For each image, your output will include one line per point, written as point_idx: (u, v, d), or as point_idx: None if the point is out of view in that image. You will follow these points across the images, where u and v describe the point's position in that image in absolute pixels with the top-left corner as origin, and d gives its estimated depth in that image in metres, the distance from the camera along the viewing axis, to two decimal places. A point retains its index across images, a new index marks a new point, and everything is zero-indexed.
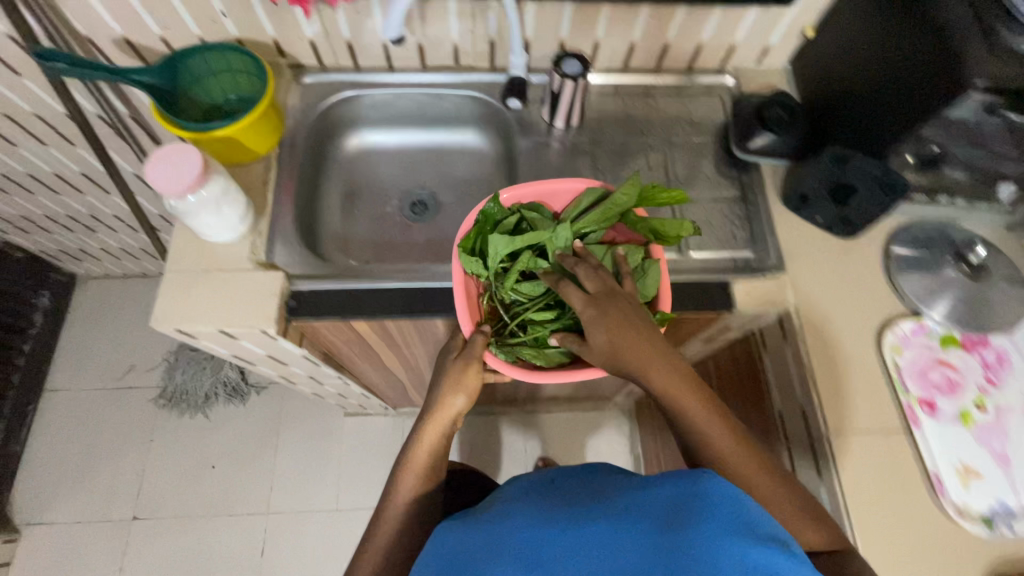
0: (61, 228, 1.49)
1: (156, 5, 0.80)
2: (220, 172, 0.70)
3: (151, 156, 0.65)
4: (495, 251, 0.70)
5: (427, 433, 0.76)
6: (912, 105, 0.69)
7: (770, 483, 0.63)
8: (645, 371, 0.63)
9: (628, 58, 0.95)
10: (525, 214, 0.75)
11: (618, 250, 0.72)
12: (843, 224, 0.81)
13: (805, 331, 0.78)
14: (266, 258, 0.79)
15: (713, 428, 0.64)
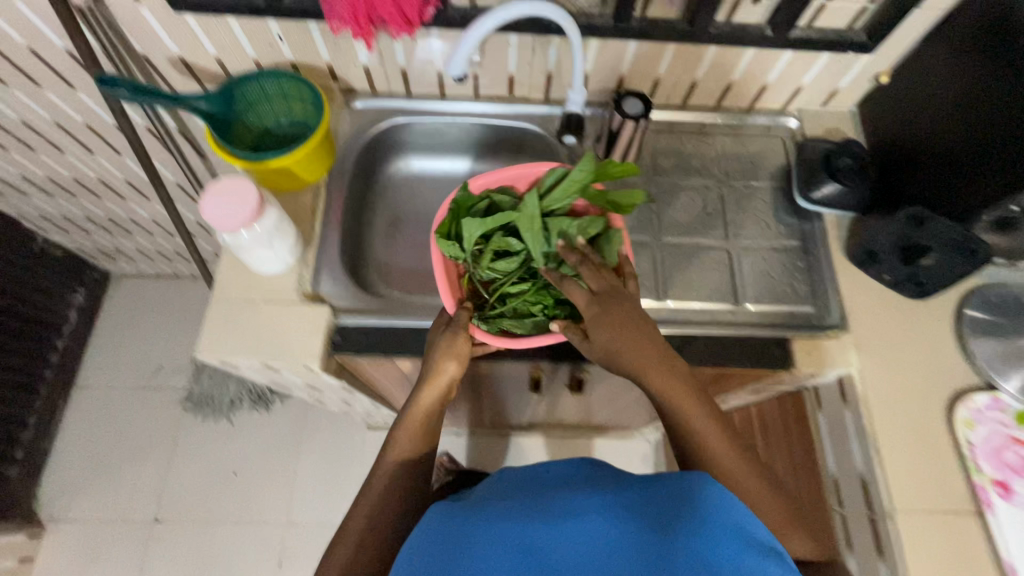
0: (99, 229, 1.50)
1: (214, 28, 0.79)
2: (274, 206, 0.68)
3: (208, 189, 0.65)
4: (469, 234, 0.71)
5: (419, 405, 0.71)
6: (1001, 163, 0.65)
7: (758, 489, 0.60)
8: (645, 374, 0.64)
9: (688, 95, 0.92)
10: (494, 196, 0.76)
11: (580, 225, 0.72)
12: (913, 285, 0.77)
13: (869, 398, 0.74)
14: (312, 290, 0.78)
15: (718, 442, 0.61)
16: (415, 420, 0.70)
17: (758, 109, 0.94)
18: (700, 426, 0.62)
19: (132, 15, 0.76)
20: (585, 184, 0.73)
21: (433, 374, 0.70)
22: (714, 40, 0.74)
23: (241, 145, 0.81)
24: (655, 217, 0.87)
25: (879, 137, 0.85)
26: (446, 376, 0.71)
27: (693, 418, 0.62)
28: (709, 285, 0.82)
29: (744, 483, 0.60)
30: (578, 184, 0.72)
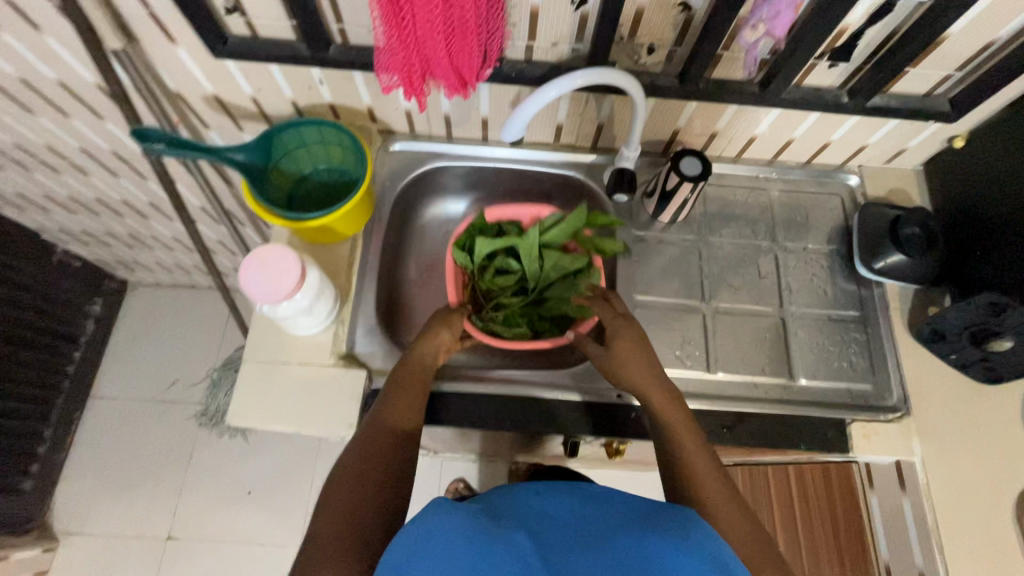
0: (119, 242, 1.46)
1: (253, 71, 0.74)
2: (311, 285, 0.65)
3: (253, 253, 0.62)
4: (477, 250, 0.78)
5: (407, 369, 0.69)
6: None
7: (738, 526, 0.55)
8: (642, 389, 0.66)
9: (745, 148, 0.87)
10: (505, 225, 0.82)
11: (562, 257, 0.78)
12: (982, 369, 0.73)
13: (931, 489, 0.70)
14: (348, 349, 0.75)
15: (698, 463, 0.60)
16: (400, 383, 0.67)
17: (816, 163, 0.89)
18: (686, 447, 0.61)
19: (168, 56, 0.72)
20: (576, 231, 0.78)
21: (424, 338, 0.71)
22: (784, 104, 0.71)
23: (277, 193, 0.78)
24: (706, 279, 0.83)
25: (949, 204, 0.80)
26: (438, 343, 0.72)
27: (683, 438, 0.62)
28: (763, 356, 0.78)
29: (712, 500, 0.57)
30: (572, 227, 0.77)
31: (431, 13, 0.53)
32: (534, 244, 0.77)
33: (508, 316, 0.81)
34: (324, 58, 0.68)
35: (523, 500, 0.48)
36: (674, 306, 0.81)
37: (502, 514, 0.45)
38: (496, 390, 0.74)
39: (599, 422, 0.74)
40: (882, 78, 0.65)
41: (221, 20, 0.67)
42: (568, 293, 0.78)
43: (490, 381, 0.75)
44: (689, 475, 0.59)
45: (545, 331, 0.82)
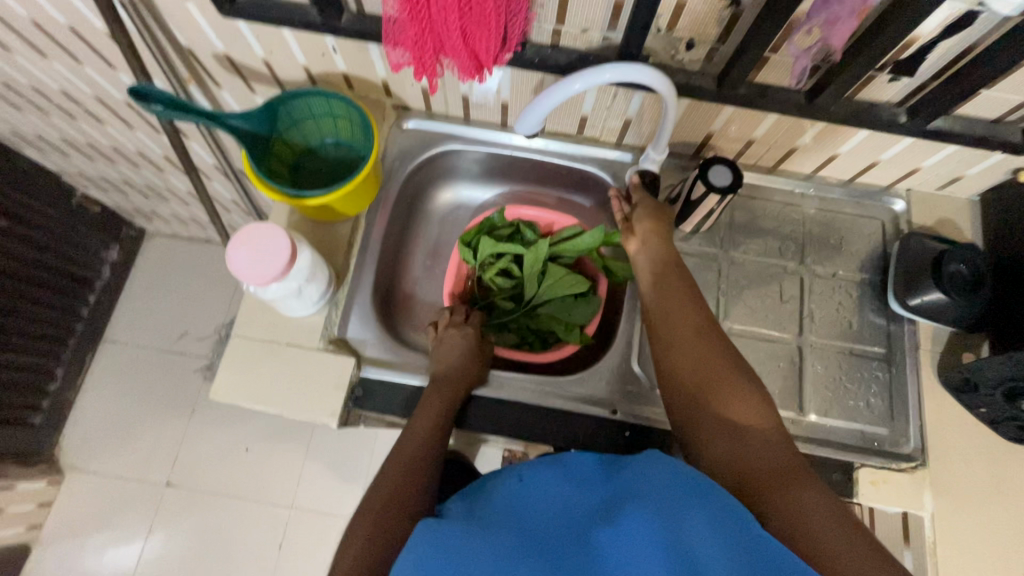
0: (136, 190, 1.45)
1: (264, 33, 0.70)
2: (290, 279, 0.61)
3: (268, 225, 0.61)
4: (482, 251, 0.77)
5: (443, 377, 0.68)
6: None
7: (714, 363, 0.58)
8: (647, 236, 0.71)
9: (783, 159, 0.80)
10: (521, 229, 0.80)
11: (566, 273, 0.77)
12: (1013, 427, 0.67)
13: (937, 549, 0.66)
14: (339, 333, 0.72)
15: (683, 315, 0.63)
16: (439, 386, 0.67)
17: (859, 183, 0.82)
18: (669, 301, 0.65)
19: (177, 9, 0.69)
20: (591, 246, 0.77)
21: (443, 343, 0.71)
22: (832, 118, 0.64)
23: (281, 164, 0.75)
24: (723, 298, 0.78)
25: (1002, 243, 0.73)
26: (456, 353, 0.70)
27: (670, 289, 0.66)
28: (774, 385, 0.73)
29: (689, 338, 0.61)
30: (587, 244, 0.76)
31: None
32: (540, 257, 0.76)
33: (500, 321, 0.82)
34: (335, 26, 0.64)
35: (503, 493, 0.48)
36: None
37: (482, 513, 0.45)
38: (486, 391, 0.72)
39: (588, 436, 0.70)
40: (949, 100, 0.58)
41: None
42: (559, 317, 0.78)
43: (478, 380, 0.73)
44: (678, 327, 0.62)
45: (530, 345, 0.82)
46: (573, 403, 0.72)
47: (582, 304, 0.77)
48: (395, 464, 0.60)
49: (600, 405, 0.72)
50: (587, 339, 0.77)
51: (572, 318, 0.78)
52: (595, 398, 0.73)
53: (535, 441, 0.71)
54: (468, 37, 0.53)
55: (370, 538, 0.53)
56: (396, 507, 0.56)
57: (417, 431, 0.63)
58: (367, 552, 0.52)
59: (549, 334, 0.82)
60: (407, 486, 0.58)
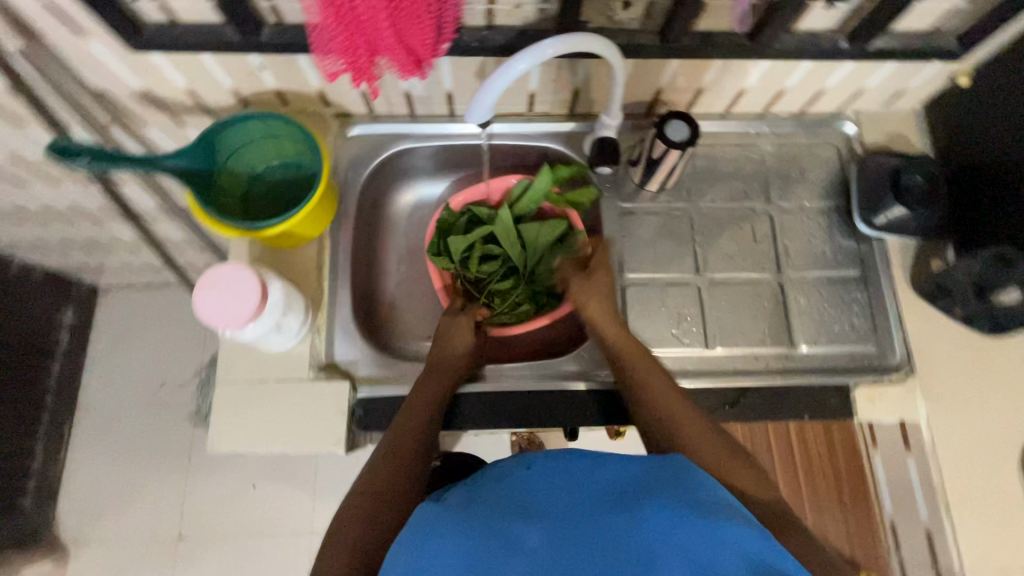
0: (78, 247, 1.36)
1: (182, 62, 0.66)
2: (262, 321, 0.59)
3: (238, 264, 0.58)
4: (455, 249, 0.76)
5: (441, 371, 0.67)
6: None
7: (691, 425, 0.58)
8: (590, 304, 0.70)
9: (733, 103, 0.81)
10: (475, 211, 0.79)
11: (544, 226, 0.76)
12: (988, 321, 0.70)
13: (936, 448, 0.69)
14: (327, 358, 0.71)
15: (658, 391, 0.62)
16: (433, 373, 0.67)
17: (809, 113, 0.83)
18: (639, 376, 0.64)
19: (79, 51, 0.63)
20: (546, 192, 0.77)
21: (442, 335, 0.71)
22: (776, 55, 0.64)
23: (231, 198, 0.71)
24: (700, 249, 0.79)
25: (953, 150, 0.75)
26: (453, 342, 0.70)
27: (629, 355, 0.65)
28: (763, 326, 0.75)
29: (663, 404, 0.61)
30: (540, 191, 0.76)
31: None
32: (509, 224, 0.75)
33: (508, 301, 0.79)
34: (257, 43, 0.60)
35: (509, 473, 0.47)
36: (666, 283, 0.77)
37: (490, 499, 0.45)
38: (482, 386, 0.72)
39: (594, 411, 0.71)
40: (884, 20, 0.59)
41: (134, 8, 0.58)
42: (559, 266, 0.77)
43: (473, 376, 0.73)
44: (665, 418, 0.60)
45: (550, 306, 0.80)
46: (559, 382, 0.72)
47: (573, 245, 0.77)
48: (387, 452, 0.59)
49: (597, 375, 0.73)
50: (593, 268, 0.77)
51: (571, 260, 0.76)
52: (590, 371, 0.73)
53: (530, 428, 0.71)
54: (403, 34, 0.51)
55: (351, 531, 0.53)
56: (388, 498, 0.55)
57: (412, 426, 0.62)
58: (357, 539, 0.52)
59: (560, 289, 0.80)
60: (395, 478, 0.57)
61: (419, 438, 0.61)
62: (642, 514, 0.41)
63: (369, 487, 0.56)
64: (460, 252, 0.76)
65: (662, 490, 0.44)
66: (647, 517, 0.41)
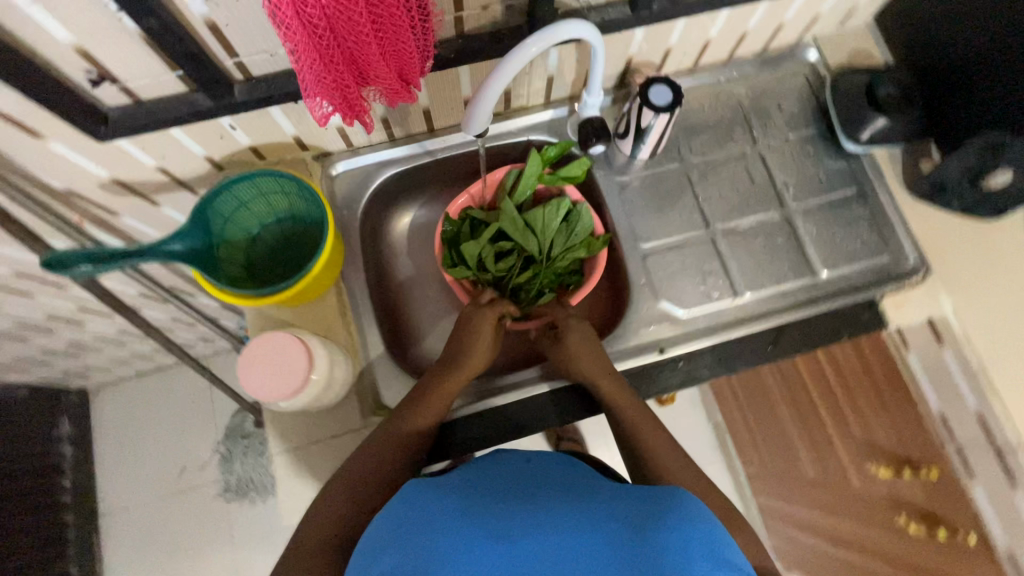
0: (60, 356, 1.28)
1: (150, 141, 0.62)
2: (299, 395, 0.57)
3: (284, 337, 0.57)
4: (469, 256, 0.74)
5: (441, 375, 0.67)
6: None
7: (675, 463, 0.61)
8: (575, 356, 0.69)
9: (700, 55, 0.82)
10: (474, 214, 0.77)
11: (546, 209, 0.74)
12: (987, 206, 0.73)
13: (969, 336, 0.73)
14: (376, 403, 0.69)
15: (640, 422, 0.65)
16: (450, 368, 0.67)
17: (771, 49, 0.85)
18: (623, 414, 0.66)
19: (40, 154, 0.59)
20: (539, 175, 0.75)
21: (464, 327, 0.70)
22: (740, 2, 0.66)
23: (236, 266, 0.69)
24: (704, 204, 0.79)
25: (914, 53, 0.78)
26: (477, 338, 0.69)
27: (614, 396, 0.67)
28: (783, 262, 0.77)
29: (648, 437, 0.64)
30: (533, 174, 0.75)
31: (362, 24, 0.43)
32: (514, 215, 0.74)
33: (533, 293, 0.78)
34: (231, 105, 0.58)
35: (508, 471, 0.52)
36: (681, 244, 0.78)
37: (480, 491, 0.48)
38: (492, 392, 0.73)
39: (657, 379, 0.73)
40: None
41: (92, 98, 0.54)
42: (574, 243, 0.76)
43: (482, 390, 0.73)
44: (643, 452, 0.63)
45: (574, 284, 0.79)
46: (514, 393, 0.73)
47: (580, 219, 0.75)
48: (374, 444, 0.60)
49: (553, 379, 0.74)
50: (607, 236, 0.77)
51: (581, 235, 0.75)
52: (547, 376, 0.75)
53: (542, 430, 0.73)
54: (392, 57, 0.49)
55: (334, 513, 0.54)
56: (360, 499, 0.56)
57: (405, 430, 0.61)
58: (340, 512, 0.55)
59: (579, 264, 0.80)
60: (384, 467, 0.58)
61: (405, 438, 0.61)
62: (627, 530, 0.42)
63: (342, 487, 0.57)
64: (475, 258, 0.75)
65: (640, 504, 0.45)
66: (626, 527, 0.42)
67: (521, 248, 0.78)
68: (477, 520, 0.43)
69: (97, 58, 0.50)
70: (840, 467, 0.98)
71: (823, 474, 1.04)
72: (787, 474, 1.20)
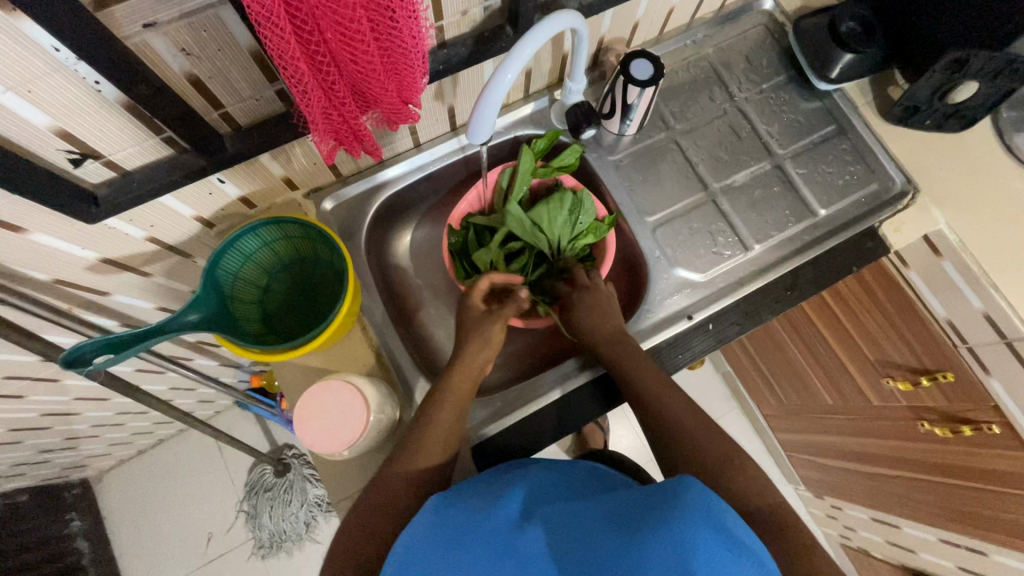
0: (56, 452, 1.20)
1: (139, 211, 0.59)
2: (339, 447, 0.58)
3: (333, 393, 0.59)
4: (483, 263, 0.74)
5: (446, 392, 0.62)
6: None
7: (704, 436, 0.60)
8: (591, 333, 0.69)
9: (665, 24, 0.83)
10: (477, 221, 0.76)
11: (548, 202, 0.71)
12: (958, 118, 0.76)
13: (966, 244, 0.75)
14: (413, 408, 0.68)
15: (660, 392, 0.64)
16: (466, 364, 0.65)
17: (729, 5, 0.87)
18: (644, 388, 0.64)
19: (22, 250, 0.55)
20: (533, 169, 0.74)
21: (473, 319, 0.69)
22: None
23: (251, 321, 0.67)
24: (698, 166, 0.81)
25: None
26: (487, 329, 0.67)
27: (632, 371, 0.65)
28: (783, 207, 0.79)
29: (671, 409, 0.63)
30: (527, 170, 0.74)
31: (368, 56, 0.43)
32: (519, 214, 0.72)
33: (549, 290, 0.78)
34: (224, 159, 0.55)
35: (538, 474, 0.54)
36: (686, 210, 0.79)
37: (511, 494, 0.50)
38: (530, 386, 0.72)
39: (687, 347, 0.74)
40: None
41: (75, 179, 0.51)
42: (581, 231, 0.74)
43: (521, 391, 0.72)
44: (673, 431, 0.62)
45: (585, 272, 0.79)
46: (558, 386, 0.72)
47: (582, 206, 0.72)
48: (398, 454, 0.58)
49: (574, 377, 0.73)
50: (612, 217, 0.76)
51: (587, 221, 0.73)
52: (566, 377, 0.73)
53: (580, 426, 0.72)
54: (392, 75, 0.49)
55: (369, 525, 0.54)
56: (375, 534, 0.53)
57: (416, 456, 0.57)
58: (373, 523, 0.54)
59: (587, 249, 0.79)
60: (413, 477, 0.57)
61: (415, 467, 0.57)
62: (628, 527, 0.41)
63: (354, 520, 0.55)
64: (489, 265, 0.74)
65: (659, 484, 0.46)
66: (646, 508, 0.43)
67: (530, 246, 0.78)
68: (494, 523, 0.45)
69: (76, 136, 0.47)
70: (858, 390, 1.02)
71: (841, 399, 1.08)
72: (806, 406, 1.25)
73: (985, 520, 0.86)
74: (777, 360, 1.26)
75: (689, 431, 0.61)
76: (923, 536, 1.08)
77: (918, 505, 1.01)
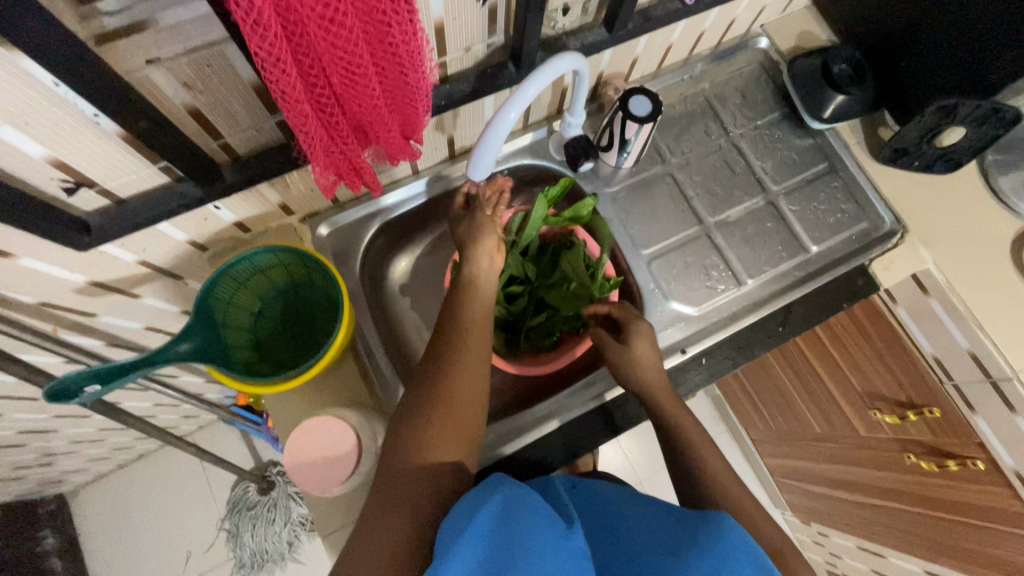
0: (33, 468, 1.17)
1: (132, 237, 0.58)
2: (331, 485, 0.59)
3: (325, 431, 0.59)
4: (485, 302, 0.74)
5: (466, 337, 0.58)
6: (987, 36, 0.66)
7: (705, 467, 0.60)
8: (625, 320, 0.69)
9: (663, 59, 0.84)
10: None
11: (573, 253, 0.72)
12: (946, 162, 0.78)
13: (953, 285, 0.76)
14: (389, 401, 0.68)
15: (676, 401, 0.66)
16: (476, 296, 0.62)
17: (726, 42, 0.89)
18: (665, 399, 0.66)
19: (9, 275, 0.53)
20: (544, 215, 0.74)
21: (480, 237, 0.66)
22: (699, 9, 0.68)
23: (242, 348, 0.66)
24: (693, 201, 0.82)
25: (856, 30, 0.84)
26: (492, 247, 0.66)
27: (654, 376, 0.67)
28: (776, 242, 0.80)
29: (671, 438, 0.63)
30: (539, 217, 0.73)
31: (373, 94, 0.44)
32: None
33: (545, 335, 0.78)
34: (221, 188, 0.55)
35: (539, 483, 0.52)
36: (680, 244, 0.80)
37: None
38: (536, 414, 0.72)
39: (680, 380, 0.74)
40: None
41: (67, 207, 0.50)
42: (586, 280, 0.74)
43: (521, 424, 0.71)
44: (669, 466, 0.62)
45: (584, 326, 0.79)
46: (561, 410, 0.72)
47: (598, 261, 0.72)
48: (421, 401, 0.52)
49: (575, 407, 0.73)
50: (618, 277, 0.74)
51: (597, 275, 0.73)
52: (561, 407, 0.73)
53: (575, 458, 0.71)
54: (394, 111, 0.49)
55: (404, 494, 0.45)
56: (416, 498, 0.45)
57: (440, 443, 0.49)
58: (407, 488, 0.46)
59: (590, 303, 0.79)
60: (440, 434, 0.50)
61: (443, 458, 0.49)
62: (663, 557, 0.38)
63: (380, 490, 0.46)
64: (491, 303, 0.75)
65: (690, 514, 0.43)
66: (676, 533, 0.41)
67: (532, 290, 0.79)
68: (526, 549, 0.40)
69: (72, 166, 0.46)
70: (846, 420, 1.03)
71: (829, 427, 1.09)
72: (795, 433, 1.25)
73: (971, 557, 0.86)
74: (766, 387, 1.27)
75: (684, 471, 0.61)
76: (908, 567, 1.08)
77: (903, 537, 1.01)
